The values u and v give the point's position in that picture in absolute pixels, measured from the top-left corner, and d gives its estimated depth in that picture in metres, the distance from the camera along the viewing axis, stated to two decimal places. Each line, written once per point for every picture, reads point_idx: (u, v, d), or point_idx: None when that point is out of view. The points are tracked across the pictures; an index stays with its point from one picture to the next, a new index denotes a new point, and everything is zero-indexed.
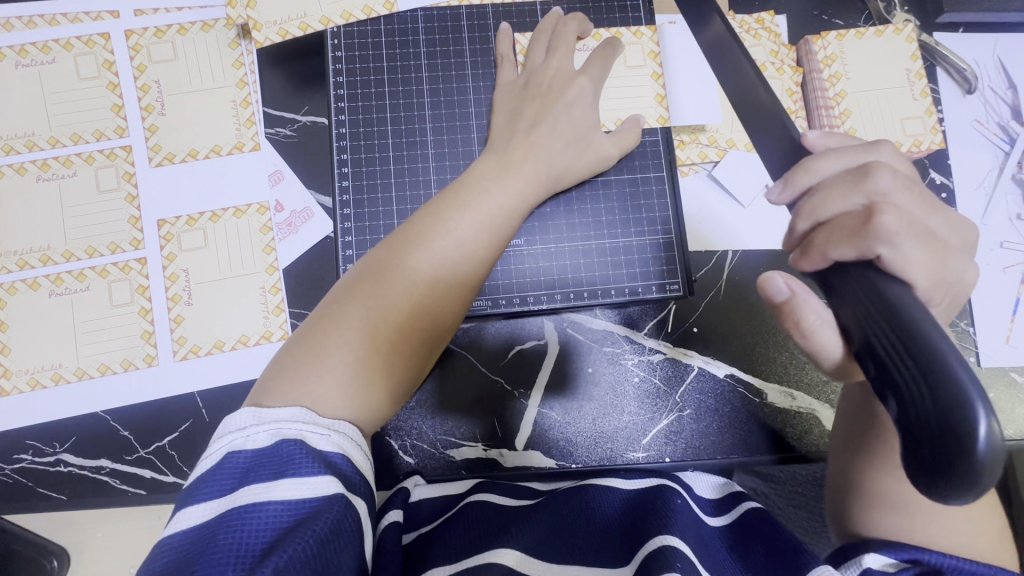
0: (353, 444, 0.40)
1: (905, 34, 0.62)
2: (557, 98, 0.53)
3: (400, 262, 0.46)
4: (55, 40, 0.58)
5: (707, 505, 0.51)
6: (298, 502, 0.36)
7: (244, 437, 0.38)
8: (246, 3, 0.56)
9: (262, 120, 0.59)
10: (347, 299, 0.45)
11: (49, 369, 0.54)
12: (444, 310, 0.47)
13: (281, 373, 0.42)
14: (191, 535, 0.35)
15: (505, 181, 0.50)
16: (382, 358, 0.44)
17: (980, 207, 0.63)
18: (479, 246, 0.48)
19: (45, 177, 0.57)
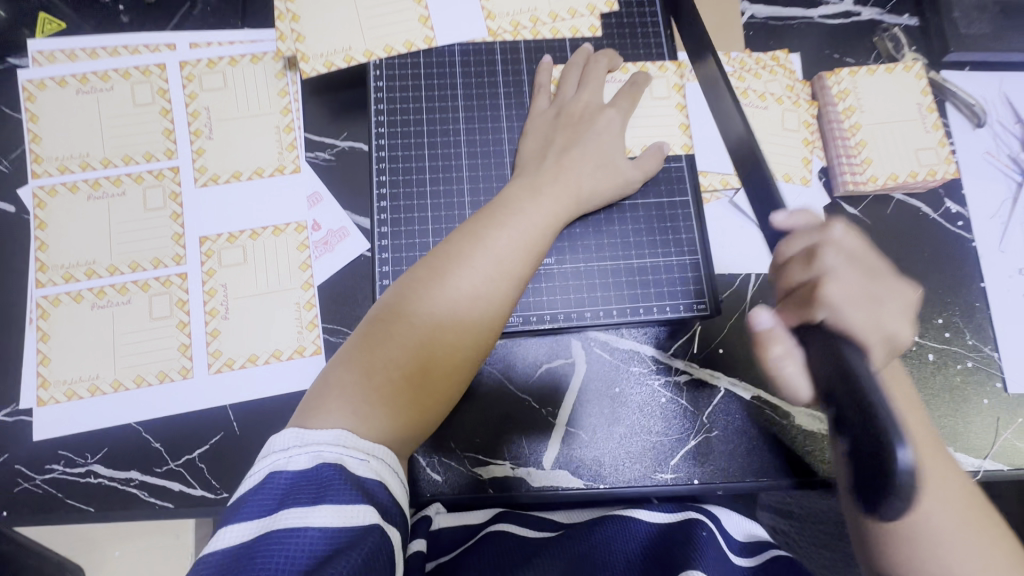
0: (389, 472, 0.41)
1: (915, 71, 0.65)
2: (587, 126, 0.56)
3: (440, 282, 0.48)
4: (115, 69, 0.62)
5: (733, 543, 0.52)
6: (335, 530, 0.36)
7: (287, 458, 0.39)
8: (294, 39, 0.60)
9: (303, 145, 0.62)
10: (390, 319, 0.46)
11: (86, 380, 0.55)
12: (483, 329, 0.48)
13: (325, 394, 0.43)
14: (230, 556, 0.35)
15: (541, 202, 0.53)
16: (421, 378, 0.45)
17: (996, 235, 0.64)
18: (516, 268, 0.50)
19: (96, 196, 0.60)
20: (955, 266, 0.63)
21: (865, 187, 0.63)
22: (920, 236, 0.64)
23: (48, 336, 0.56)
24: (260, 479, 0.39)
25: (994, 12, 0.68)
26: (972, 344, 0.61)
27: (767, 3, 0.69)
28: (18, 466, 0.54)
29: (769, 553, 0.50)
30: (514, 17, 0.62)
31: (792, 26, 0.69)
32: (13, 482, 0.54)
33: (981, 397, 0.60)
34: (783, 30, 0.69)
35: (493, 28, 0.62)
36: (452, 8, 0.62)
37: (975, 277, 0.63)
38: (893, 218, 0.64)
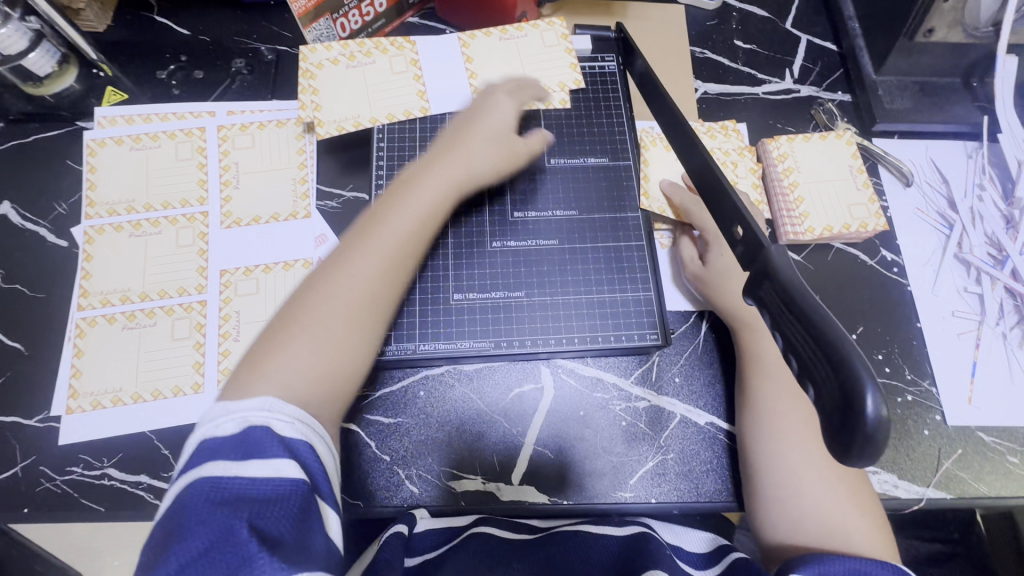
0: (315, 435, 0.45)
1: (846, 138, 0.75)
2: (445, 126, 0.66)
3: (345, 258, 0.53)
4: (163, 131, 0.74)
5: (696, 559, 0.56)
6: (263, 480, 0.40)
7: (213, 426, 0.43)
8: (313, 109, 0.71)
9: (315, 195, 0.72)
10: (302, 307, 0.51)
11: (110, 392, 0.63)
12: (386, 289, 0.54)
13: (235, 381, 0.47)
14: (171, 507, 0.39)
15: (436, 172, 0.61)
16: (341, 338, 0.51)
17: (929, 280, 0.71)
18: (413, 229, 0.57)
19: (136, 234, 0.70)
20: (892, 307, 0.70)
21: (803, 237, 0.71)
22: (859, 280, 0.71)
23: (82, 353, 0.64)
24: (192, 445, 0.43)
25: (915, 90, 0.78)
26: (911, 378, 0.67)
27: (717, 81, 0.81)
28: (41, 467, 0.60)
29: (730, 560, 0.54)
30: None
31: (739, 100, 0.80)
32: (36, 481, 0.60)
33: (922, 428, 0.64)
34: (731, 104, 0.80)
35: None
36: (447, 86, 0.74)
37: (912, 318, 0.70)
38: (833, 264, 0.72)
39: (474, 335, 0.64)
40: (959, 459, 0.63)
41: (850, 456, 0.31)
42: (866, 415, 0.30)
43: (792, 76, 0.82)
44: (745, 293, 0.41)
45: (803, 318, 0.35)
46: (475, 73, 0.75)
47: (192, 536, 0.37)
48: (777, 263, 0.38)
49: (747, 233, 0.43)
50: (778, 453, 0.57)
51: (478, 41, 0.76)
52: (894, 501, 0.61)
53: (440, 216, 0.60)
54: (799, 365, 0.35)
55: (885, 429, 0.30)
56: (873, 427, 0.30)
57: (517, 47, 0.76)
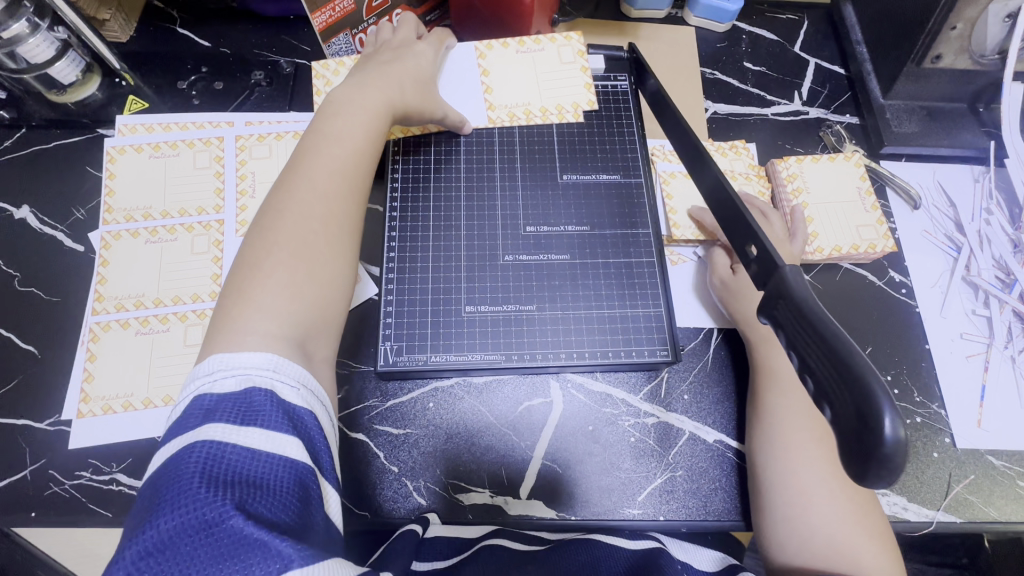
0: (315, 402, 0.46)
1: (854, 160, 0.76)
2: (397, 52, 0.70)
3: (299, 185, 0.56)
4: (182, 139, 0.75)
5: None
6: (265, 455, 0.39)
7: (212, 382, 0.43)
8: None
9: None
10: (270, 245, 0.52)
11: (121, 396, 0.63)
12: (343, 200, 0.57)
13: (214, 335, 0.48)
14: (164, 471, 0.38)
15: (358, 93, 0.64)
16: (322, 258, 0.54)
17: (937, 302, 0.72)
18: (360, 144, 0.61)
19: (153, 241, 0.71)
20: (900, 328, 0.70)
21: (813, 257, 0.71)
22: (867, 300, 0.72)
23: (95, 357, 0.65)
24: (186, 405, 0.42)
25: (922, 115, 0.80)
26: (920, 401, 0.67)
27: (727, 102, 0.83)
28: (50, 471, 0.61)
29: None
30: (511, 108, 0.75)
31: (749, 121, 0.81)
32: (45, 485, 0.60)
33: (931, 451, 0.64)
34: (741, 124, 0.81)
35: (493, 116, 0.75)
36: (461, 99, 0.75)
37: (920, 339, 0.70)
38: (842, 283, 0.72)
39: (486, 347, 0.64)
40: (970, 483, 0.63)
41: (867, 477, 0.31)
42: (883, 435, 0.30)
43: (801, 98, 0.83)
44: (759, 313, 0.42)
45: (817, 340, 0.35)
46: (490, 88, 0.76)
47: (190, 501, 0.35)
48: (790, 285, 0.39)
49: (759, 252, 0.43)
50: (786, 471, 0.57)
51: (494, 52, 0.77)
52: (904, 525, 0.61)
53: (382, 126, 0.63)
54: (816, 386, 0.35)
55: (903, 452, 0.30)
56: (891, 450, 0.30)
57: (534, 61, 0.77)
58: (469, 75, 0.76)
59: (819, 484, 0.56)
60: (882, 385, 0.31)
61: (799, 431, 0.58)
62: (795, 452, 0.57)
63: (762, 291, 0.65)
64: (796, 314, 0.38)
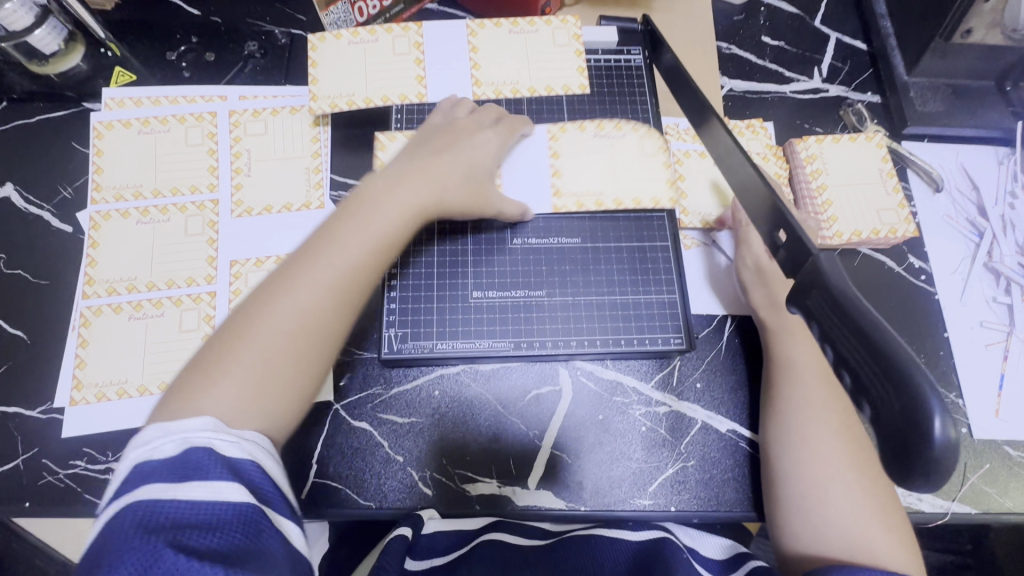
0: (262, 452, 0.43)
1: (876, 140, 0.73)
2: (461, 139, 0.62)
3: (289, 284, 0.48)
4: (173, 115, 0.72)
5: (714, 566, 0.56)
6: (202, 503, 0.38)
7: (146, 449, 0.40)
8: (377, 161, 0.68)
9: (329, 185, 0.70)
10: (238, 335, 0.46)
11: (115, 384, 0.61)
12: (330, 313, 0.49)
13: (176, 393, 0.45)
14: (97, 539, 0.36)
15: (393, 196, 0.54)
16: (284, 369, 0.47)
17: (958, 289, 0.70)
18: (356, 280, 0.50)
19: (144, 221, 0.67)
20: (919, 315, 0.68)
21: (832, 242, 0.69)
22: (886, 287, 0.69)
23: (86, 343, 0.62)
24: (122, 470, 0.39)
25: (947, 93, 0.76)
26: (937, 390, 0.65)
27: (744, 79, 0.79)
28: (44, 460, 0.59)
29: (747, 567, 0.54)
30: (498, 86, 0.72)
31: (766, 98, 0.78)
32: (38, 475, 0.58)
33: None
34: (758, 102, 0.78)
35: (560, 205, 0.66)
36: (527, 184, 0.67)
37: (938, 327, 0.68)
38: (861, 269, 0.70)
39: (494, 335, 0.63)
40: (986, 473, 0.62)
41: (909, 478, 0.30)
42: (933, 436, 0.28)
43: (821, 75, 0.80)
44: (788, 302, 0.39)
45: (857, 332, 0.33)
46: (559, 171, 0.68)
47: (130, 562, 0.34)
48: (826, 273, 0.36)
49: (790, 236, 0.41)
50: (803, 461, 0.55)
51: (486, 31, 0.73)
52: (918, 515, 0.60)
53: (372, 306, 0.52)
54: (852, 381, 0.33)
55: (953, 451, 0.28)
56: (940, 451, 0.28)
57: (527, 43, 0.73)
58: (535, 163, 0.68)
59: (836, 475, 0.54)
60: (930, 382, 0.30)
61: (816, 423, 0.56)
62: (811, 442, 0.56)
63: (779, 277, 0.63)
64: (831, 303, 0.35)
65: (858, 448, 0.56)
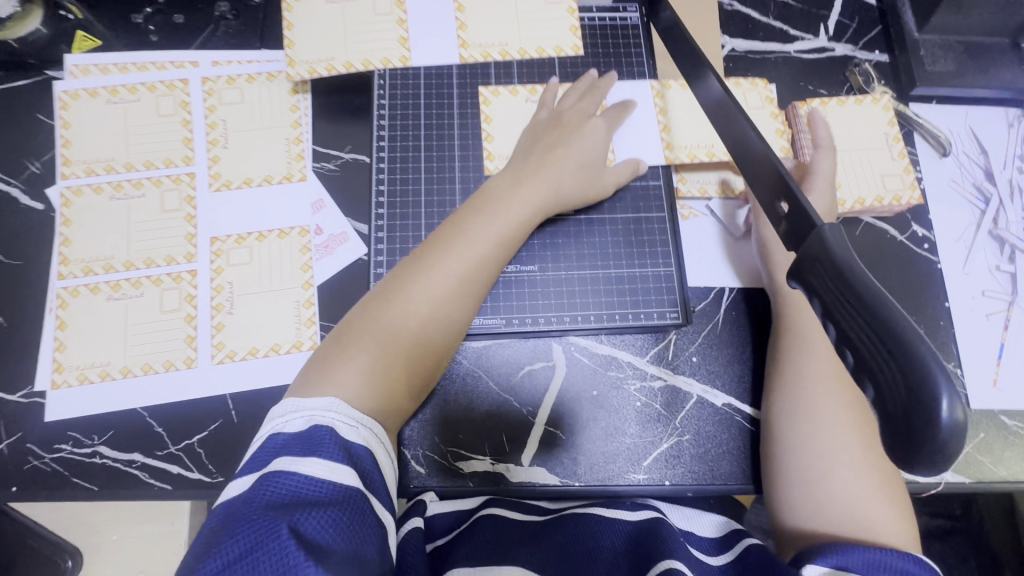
0: (374, 440, 0.49)
1: (883, 103, 0.70)
2: (577, 132, 0.63)
3: (423, 273, 0.55)
4: (142, 83, 0.68)
5: (710, 544, 0.56)
6: (318, 479, 0.43)
7: (283, 423, 0.47)
8: (484, 119, 0.67)
9: (311, 156, 0.67)
10: (373, 315, 0.54)
11: (97, 366, 0.59)
12: (450, 306, 0.56)
13: (324, 358, 0.53)
14: (232, 503, 0.42)
15: (514, 195, 0.59)
16: (402, 356, 0.53)
17: (961, 257, 0.68)
18: (477, 281, 0.57)
19: (118, 197, 0.64)
20: (920, 286, 0.67)
21: None
22: (890, 257, 0.67)
23: (65, 325, 0.60)
24: (259, 443, 0.46)
25: (958, 50, 0.73)
26: None
27: (746, 37, 0.75)
28: (29, 444, 0.58)
29: (743, 545, 0.54)
30: (486, 47, 0.68)
31: (770, 59, 0.74)
32: (23, 459, 0.57)
33: None
34: (761, 63, 0.74)
35: (672, 158, 0.66)
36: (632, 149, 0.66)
37: (940, 297, 0.66)
38: (862, 238, 0.68)
39: (486, 311, 0.62)
40: (981, 443, 0.62)
41: (912, 462, 0.29)
42: (940, 417, 0.27)
43: (827, 33, 0.75)
44: (790, 277, 0.37)
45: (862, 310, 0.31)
46: (669, 128, 0.67)
47: (251, 524, 0.39)
48: (830, 247, 0.34)
49: (792, 207, 0.39)
50: (809, 436, 0.55)
51: None
52: (912, 485, 0.60)
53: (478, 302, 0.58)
54: (855, 360, 0.31)
55: (960, 436, 0.27)
56: (948, 433, 0.27)
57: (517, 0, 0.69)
58: (644, 134, 0.67)
59: (842, 451, 0.54)
60: (938, 361, 0.28)
61: (824, 398, 0.56)
62: (811, 417, 0.55)
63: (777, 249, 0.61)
64: (832, 277, 0.34)
65: (866, 423, 0.55)
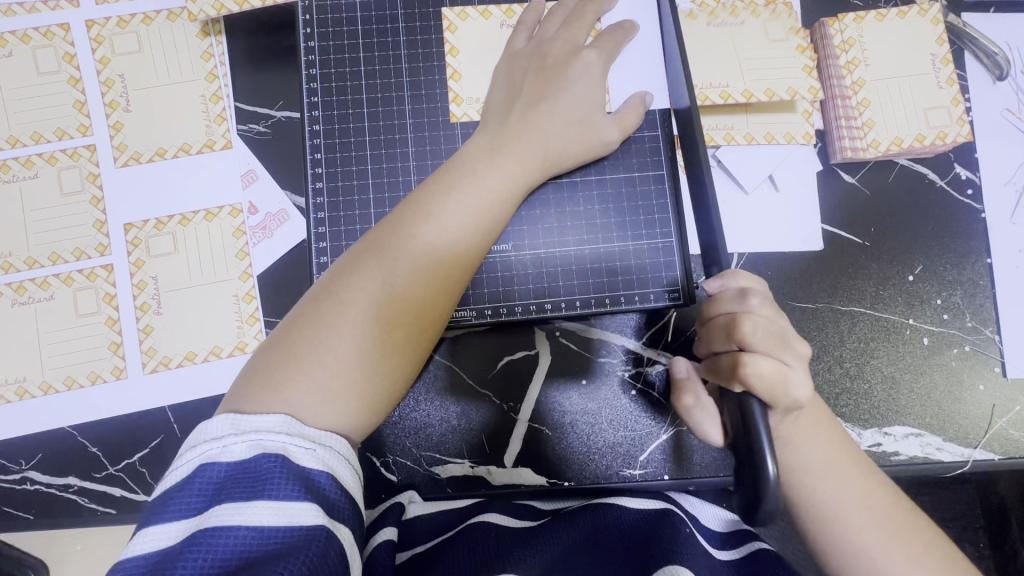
0: (339, 461, 0.37)
1: (932, 14, 0.57)
2: (564, 72, 0.51)
3: (393, 247, 0.43)
4: (12, 31, 0.54)
5: (714, 537, 0.48)
6: (271, 528, 0.33)
7: (221, 449, 0.35)
8: (447, 51, 0.54)
9: (233, 117, 0.55)
10: (325, 298, 0.42)
11: (12, 383, 0.52)
12: (428, 291, 0.44)
13: (256, 378, 0.39)
14: (159, 558, 0.33)
15: (492, 167, 0.48)
16: (365, 353, 0.41)
17: (1009, 205, 0.58)
18: (458, 259, 0.45)
19: (5, 179, 0.54)
20: (959, 241, 0.57)
21: (866, 154, 0.56)
22: (924, 207, 0.58)
23: None
24: (190, 471, 0.35)
25: None
26: (972, 325, 0.57)
27: None
28: None
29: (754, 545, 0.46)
30: None
31: None
32: None
33: (976, 382, 0.56)
34: None
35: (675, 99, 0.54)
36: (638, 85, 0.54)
37: (981, 252, 0.57)
38: (896, 186, 0.58)
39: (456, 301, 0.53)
40: (1015, 417, 0.55)
41: None
42: None
43: None
44: None
45: None
46: None
47: None
48: None
49: None
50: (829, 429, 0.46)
51: None
52: (933, 465, 0.55)
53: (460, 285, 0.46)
54: None
55: None
56: None
57: None
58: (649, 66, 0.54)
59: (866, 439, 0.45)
60: None
61: None
62: None
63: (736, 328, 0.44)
64: None
65: None
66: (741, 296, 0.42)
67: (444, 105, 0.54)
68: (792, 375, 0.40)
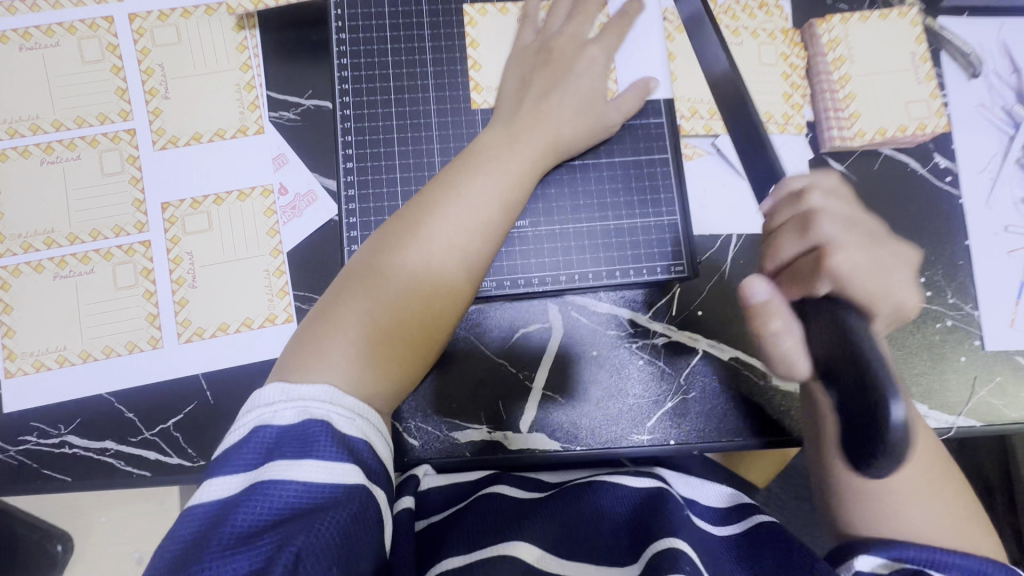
0: (374, 431, 0.40)
1: (910, 17, 0.62)
2: (577, 65, 0.55)
3: (425, 226, 0.47)
4: (59, 23, 0.58)
5: (713, 514, 0.51)
6: (317, 487, 0.36)
7: (272, 413, 0.38)
8: (468, 43, 0.59)
9: (266, 104, 0.59)
10: (364, 268, 0.46)
11: (53, 351, 0.55)
12: (456, 265, 0.47)
13: (302, 343, 0.43)
14: (214, 511, 0.35)
15: (512, 150, 0.52)
16: (398, 318, 0.44)
17: (985, 191, 0.63)
18: (480, 246, 0.48)
19: (50, 160, 0.57)
20: (939, 223, 0.62)
21: (852, 142, 0.61)
22: (907, 192, 0.62)
23: (10, 308, 0.55)
24: (243, 433, 0.38)
25: None
26: (954, 302, 0.61)
27: None
28: None
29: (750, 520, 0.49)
30: None
31: None
32: None
33: (959, 354, 0.60)
34: None
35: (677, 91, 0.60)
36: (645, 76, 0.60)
37: (960, 234, 0.62)
38: (882, 173, 0.62)
39: None
40: (995, 386, 0.60)
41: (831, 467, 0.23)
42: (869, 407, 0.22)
43: None
44: None
45: None
46: (674, 53, 0.61)
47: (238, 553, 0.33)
48: None
49: None
50: None
51: None
52: None
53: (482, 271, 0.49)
54: None
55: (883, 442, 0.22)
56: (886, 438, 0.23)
57: None
58: (654, 61, 0.60)
59: None
60: None
61: None
62: None
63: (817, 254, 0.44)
64: None
65: None
66: (803, 195, 0.45)
67: (465, 93, 0.58)
68: (865, 280, 0.41)
